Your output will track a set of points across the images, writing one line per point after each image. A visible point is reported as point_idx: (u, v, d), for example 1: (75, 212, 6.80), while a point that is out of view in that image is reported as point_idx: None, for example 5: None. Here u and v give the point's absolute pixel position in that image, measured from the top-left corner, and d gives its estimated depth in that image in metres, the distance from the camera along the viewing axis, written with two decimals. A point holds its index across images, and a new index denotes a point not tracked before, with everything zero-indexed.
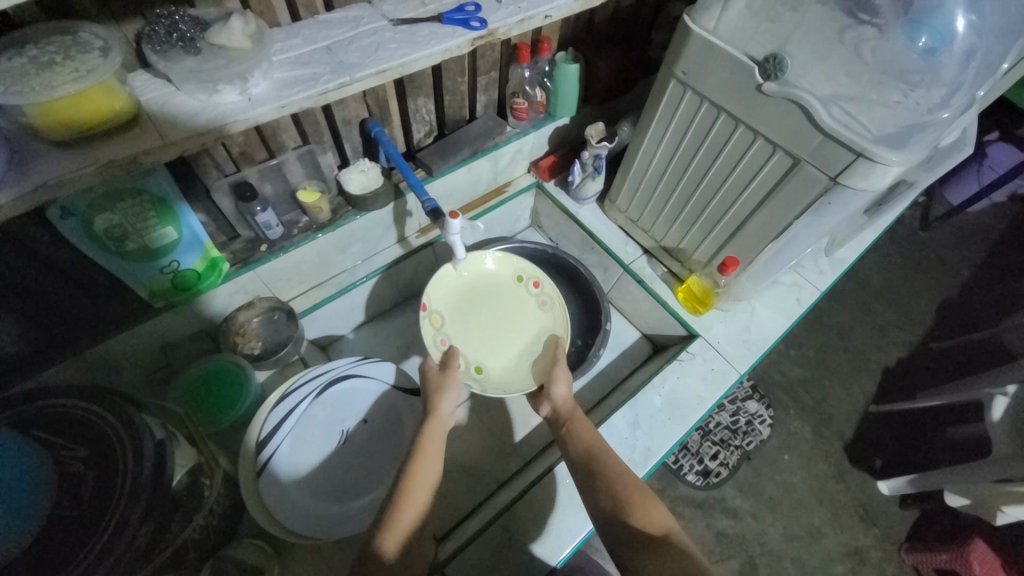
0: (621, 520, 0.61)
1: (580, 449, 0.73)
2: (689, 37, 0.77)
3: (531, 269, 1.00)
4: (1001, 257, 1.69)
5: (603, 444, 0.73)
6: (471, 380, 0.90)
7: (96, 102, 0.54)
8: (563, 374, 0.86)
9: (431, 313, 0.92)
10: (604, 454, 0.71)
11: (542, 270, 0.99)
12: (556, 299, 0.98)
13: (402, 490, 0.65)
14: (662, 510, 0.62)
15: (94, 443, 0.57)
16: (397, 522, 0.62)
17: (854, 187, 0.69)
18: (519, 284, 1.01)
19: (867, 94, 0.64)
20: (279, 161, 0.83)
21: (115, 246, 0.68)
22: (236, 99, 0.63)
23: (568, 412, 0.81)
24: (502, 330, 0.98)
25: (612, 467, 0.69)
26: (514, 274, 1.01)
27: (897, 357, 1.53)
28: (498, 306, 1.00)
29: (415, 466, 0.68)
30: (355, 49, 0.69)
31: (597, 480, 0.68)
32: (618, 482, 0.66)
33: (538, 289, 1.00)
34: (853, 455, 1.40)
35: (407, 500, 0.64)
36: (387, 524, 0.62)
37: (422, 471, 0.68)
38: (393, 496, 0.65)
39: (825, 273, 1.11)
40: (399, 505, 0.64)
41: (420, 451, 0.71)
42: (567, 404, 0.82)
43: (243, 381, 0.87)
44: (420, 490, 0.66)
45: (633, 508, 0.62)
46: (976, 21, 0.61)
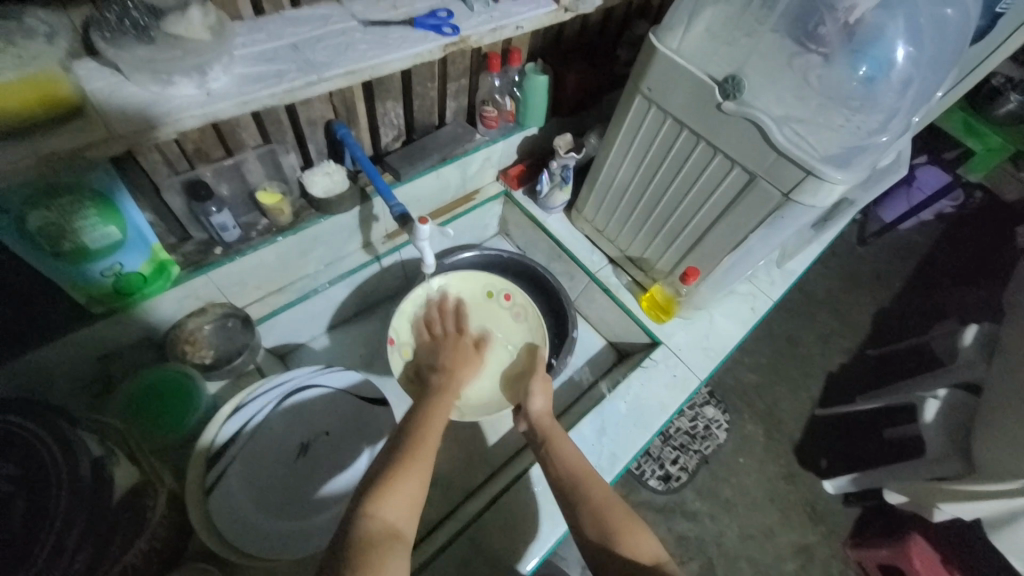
0: (611, 550, 0.60)
1: (564, 469, 0.71)
2: (654, 54, 0.80)
3: (499, 282, 1.04)
4: (927, 270, 1.85)
5: (589, 466, 0.71)
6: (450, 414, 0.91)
7: (37, 90, 0.50)
8: (540, 390, 0.85)
9: (401, 345, 0.95)
10: (590, 476, 0.69)
11: (511, 283, 1.03)
12: (528, 308, 1.02)
13: (406, 457, 0.58)
14: (653, 540, 0.62)
15: (26, 462, 0.52)
16: (400, 486, 0.55)
17: (804, 203, 0.73)
18: (490, 299, 1.05)
19: (814, 117, 0.70)
20: (237, 160, 0.79)
21: (50, 248, 0.62)
22: (192, 93, 0.60)
23: (546, 428, 0.79)
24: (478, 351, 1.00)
25: (597, 497, 0.66)
26: (483, 291, 1.05)
27: (840, 363, 1.63)
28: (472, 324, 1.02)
29: (418, 439, 0.62)
30: (323, 48, 0.68)
31: (580, 508, 0.66)
32: (603, 507, 0.65)
33: (510, 301, 1.04)
34: (802, 456, 1.48)
35: (408, 471, 0.56)
36: (381, 491, 0.54)
37: (425, 444, 0.62)
38: (391, 462, 0.58)
39: (777, 283, 1.17)
40: (400, 473, 0.56)
41: (421, 425, 0.65)
42: (545, 416, 0.81)
43: (192, 391, 0.82)
44: (424, 462, 0.59)
45: (623, 536, 0.61)
46: (913, 52, 0.66)
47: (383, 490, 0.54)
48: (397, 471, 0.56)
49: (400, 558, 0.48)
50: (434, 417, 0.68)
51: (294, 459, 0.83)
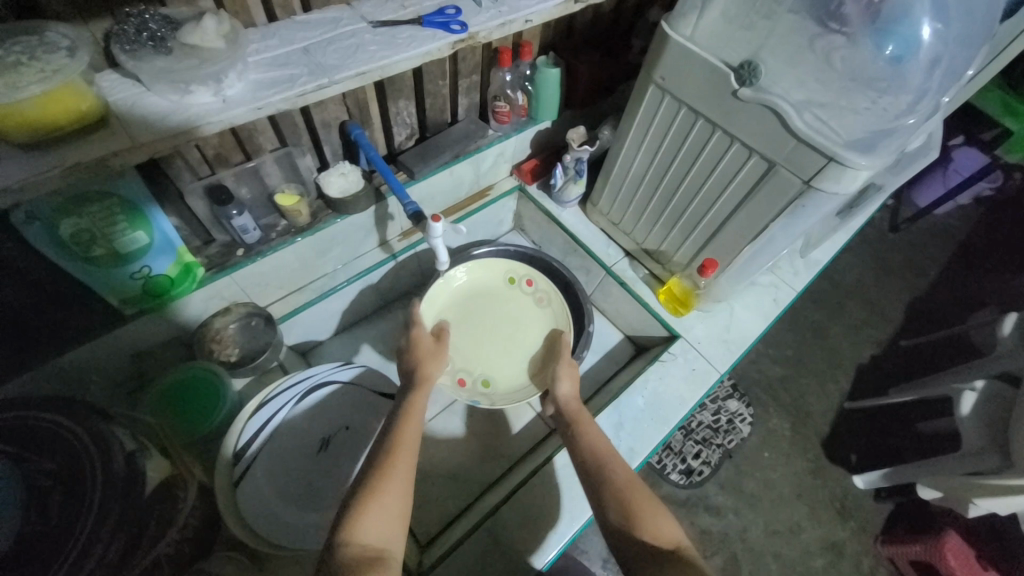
0: (630, 534, 0.59)
1: (585, 453, 0.71)
2: (667, 43, 0.78)
3: (521, 269, 1.09)
4: (966, 256, 1.76)
5: (610, 452, 0.70)
6: (481, 399, 0.97)
7: (63, 104, 0.52)
8: (567, 374, 0.84)
9: None
10: (610, 463, 0.68)
11: (531, 268, 1.08)
12: (551, 292, 1.05)
13: (380, 473, 0.59)
14: (673, 525, 0.60)
15: (62, 457, 0.55)
16: (375, 504, 0.56)
17: (826, 190, 0.71)
18: (513, 285, 1.09)
19: (837, 101, 0.67)
20: (256, 164, 0.82)
21: (82, 253, 0.66)
22: (210, 100, 0.62)
23: (573, 412, 0.79)
24: (506, 338, 1.06)
25: (621, 480, 0.65)
26: (506, 278, 1.10)
27: (870, 354, 1.58)
28: (498, 311, 1.08)
29: (393, 450, 0.62)
30: (334, 51, 0.68)
31: (603, 491, 0.65)
32: (624, 494, 0.64)
33: (532, 287, 1.08)
34: (830, 450, 1.44)
35: (383, 489, 0.57)
36: (358, 510, 0.55)
37: (401, 454, 0.62)
38: (369, 477, 0.59)
39: (801, 273, 1.14)
40: (374, 492, 0.57)
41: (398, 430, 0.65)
42: (571, 400, 0.81)
43: (219, 388, 0.85)
44: (400, 477, 0.59)
45: (643, 520, 0.60)
46: (941, 29, 0.63)
47: (359, 508, 0.55)
48: (373, 488, 0.57)
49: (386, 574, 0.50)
50: (410, 419, 0.67)
51: (315, 452, 0.86)
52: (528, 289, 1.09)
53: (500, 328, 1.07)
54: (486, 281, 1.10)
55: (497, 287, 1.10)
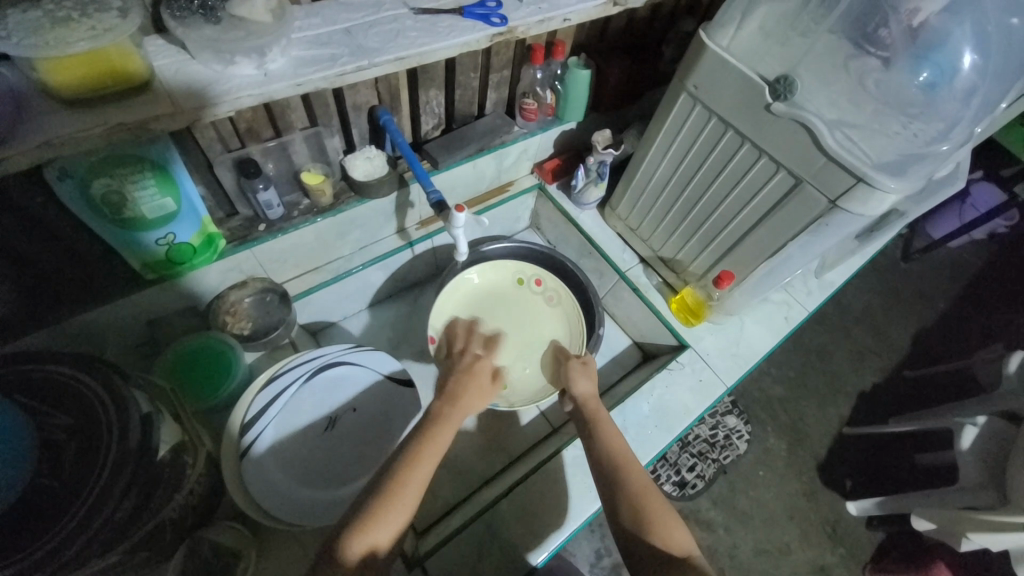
0: (643, 540, 0.60)
1: (602, 452, 0.70)
2: (703, 52, 0.78)
3: (530, 269, 1.11)
4: (976, 292, 1.75)
5: (626, 451, 0.70)
6: (499, 401, 0.96)
7: (110, 63, 0.53)
8: (582, 373, 0.85)
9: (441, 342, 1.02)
10: (627, 464, 0.68)
11: (540, 268, 1.10)
12: (561, 290, 1.09)
13: (388, 494, 0.59)
14: (683, 532, 0.62)
15: (80, 412, 0.56)
16: (379, 523, 0.56)
17: (852, 211, 0.71)
18: (521, 285, 1.11)
19: (869, 123, 0.67)
20: (285, 141, 0.82)
21: (111, 214, 0.66)
22: (251, 73, 0.62)
23: (591, 410, 0.78)
24: (520, 335, 1.07)
25: (635, 485, 0.65)
26: (515, 278, 1.12)
27: (873, 381, 1.57)
28: (508, 310, 1.09)
29: (400, 473, 0.61)
30: (374, 34, 0.69)
31: (615, 495, 0.65)
32: (637, 498, 0.64)
33: (541, 286, 1.11)
34: (825, 474, 1.44)
35: (388, 514, 0.57)
36: (358, 527, 0.56)
37: (409, 477, 0.61)
38: (372, 498, 0.59)
39: (813, 293, 1.14)
40: (376, 512, 0.57)
41: (411, 452, 0.64)
42: (590, 398, 0.80)
43: (231, 360, 0.86)
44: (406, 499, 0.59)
45: (656, 527, 0.61)
46: (979, 61, 0.63)
47: (361, 526, 0.56)
48: (376, 509, 0.57)
49: None
50: (427, 445, 0.65)
51: (322, 430, 0.86)
52: (536, 288, 1.11)
53: (517, 326, 1.08)
54: (498, 279, 1.11)
55: (506, 287, 1.11)
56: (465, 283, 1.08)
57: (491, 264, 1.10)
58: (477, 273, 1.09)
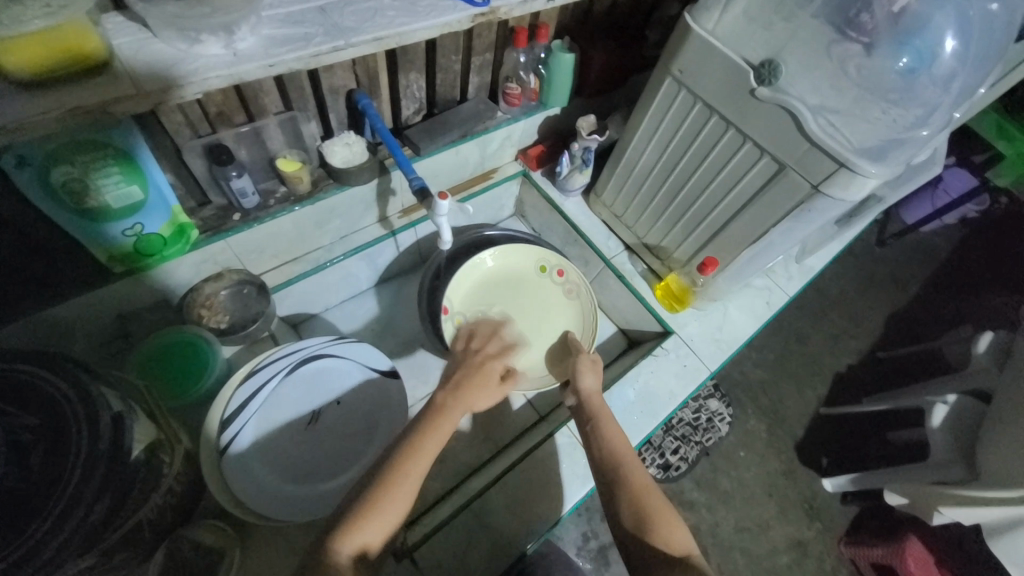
0: (642, 539, 0.61)
1: (605, 453, 0.70)
2: (688, 35, 0.77)
3: (554, 259, 1.08)
4: (946, 275, 1.81)
5: (627, 452, 0.70)
6: None
7: (65, 41, 0.49)
8: (589, 368, 0.84)
9: (453, 316, 1.01)
10: (627, 464, 0.68)
11: (565, 259, 1.07)
12: (581, 285, 1.05)
13: (383, 487, 0.58)
14: (683, 532, 0.62)
15: (46, 412, 0.53)
16: (372, 519, 0.56)
17: (834, 196, 0.71)
18: (543, 274, 1.08)
19: (851, 109, 0.67)
20: (259, 126, 0.79)
21: (74, 204, 0.62)
22: (220, 53, 0.59)
23: (593, 407, 0.77)
24: (528, 321, 1.04)
25: (636, 481, 0.66)
26: (538, 265, 1.08)
27: (849, 363, 1.62)
28: (528, 298, 1.06)
29: (403, 468, 0.60)
30: (350, 13, 0.66)
31: (617, 493, 0.65)
32: (640, 497, 0.64)
33: (563, 277, 1.07)
34: (803, 454, 1.48)
35: (385, 508, 0.57)
36: (354, 522, 0.56)
37: (405, 473, 0.59)
38: (371, 491, 0.58)
39: (794, 278, 1.16)
40: (371, 507, 0.57)
41: (414, 446, 0.62)
42: (594, 395, 0.79)
43: (206, 356, 0.82)
44: (403, 493, 0.59)
45: (656, 527, 0.61)
46: (960, 46, 0.63)
47: (355, 521, 0.56)
48: (373, 503, 0.57)
49: None
50: (428, 440, 0.63)
51: (306, 424, 0.85)
52: (557, 279, 1.07)
53: (528, 314, 1.05)
54: (518, 264, 1.08)
55: (528, 274, 1.08)
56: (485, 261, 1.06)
57: (515, 248, 1.08)
58: (498, 254, 1.07)
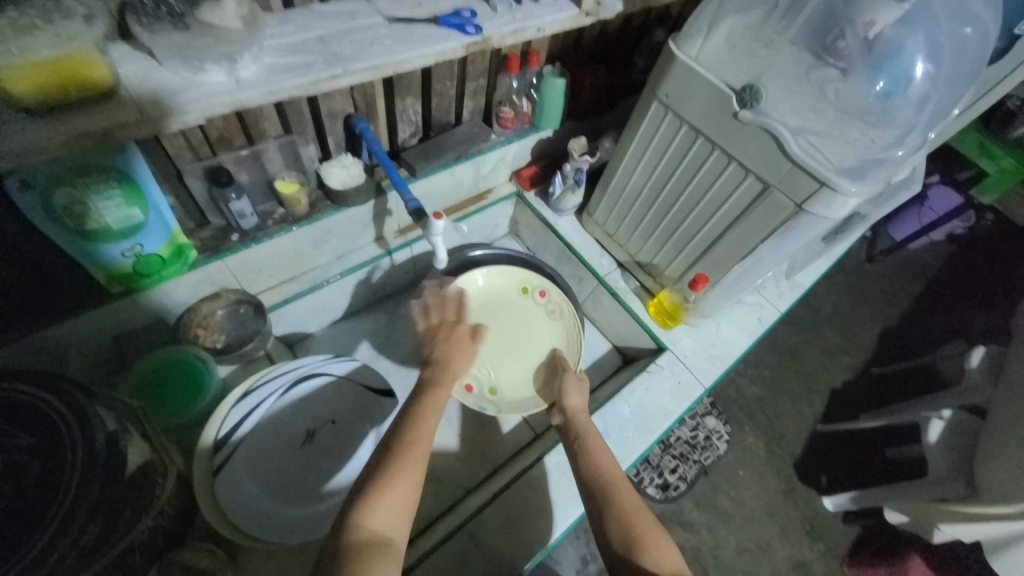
0: (631, 561, 0.59)
1: (592, 472, 0.70)
2: (673, 62, 0.81)
3: (536, 279, 1.08)
4: (936, 290, 1.84)
5: (615, 472, 0.70)
6: (487, 406, 0.97)
7: (73, 70, 0.51)
8: (576, 387, 0.85)
9: None
10: (615, 485, 0.68)
11: (546, 279, 1.08)
12: (563, 306, 1.06)
13: (395, 459, 0.58)
14: (675, 552, 0.61)
15: (42, 432, 0.53)
16: (382, 500, 0.54)
17: (816, 214, 0.73)
18: (525, 295, 1.09)
19: (830, 130, 0.70)
20: (259, 150, 0.81)
21: (73, 224, 0.63)
22: (223, 80, 0.61)
23: (581, 425, 0.78)
24: (512, 343, 1.05)
25: (626, 503, 0.65)
26: (519, 286, 1.09)
27: (844, 379, 1.62)
28: (508, 319, 1.07)
29: (405, 448, 0.60)
30: (349, 42, 0.69)
31: (608, 515, 0.65)
32: (628, 516, 0.63)
33: (545, 298, 1.08)
34: (802, 472, 1.47)
35: (396, 485, 0.55)
36: (366, 499, 0.54)
37: (407, 462, 0.58)
38: (382, 466, 0.58)
39: (784, 295, 1.17)
40: (385, 483, 0.55)
41: (412, 423, 0.63)
42: (579, 413, 0.80)
43: (204, 373, 0.83)
44: (413, 469, 0.58)
45: (647, 547, 0.60)
46: (931, 70, 0.66)
47: (367, 499, 0.54)
48: (384, 479, 0.56)
49: (384, 565, 0.50)
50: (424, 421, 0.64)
51: (298, 446, 0.83)
52: (540, 300, 1.09)
53: (512, 335, 1.06)
54: (501, 285, 1.09)
55: (509, 294, 1.09)
56: (470, 282, 1.07)
57: (500, 268, 1.09)
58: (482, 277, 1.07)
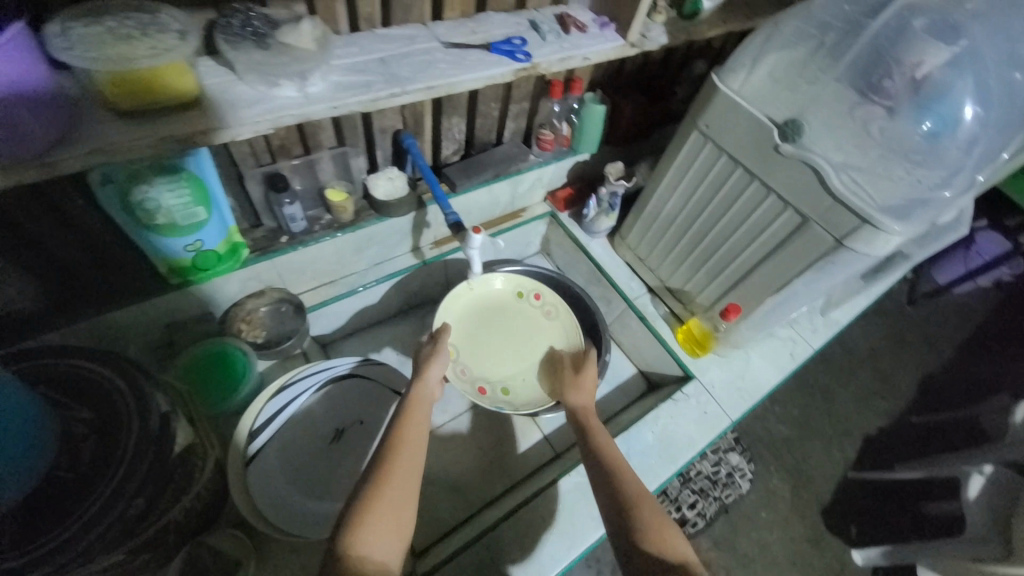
0: (643, 547, 0.59)
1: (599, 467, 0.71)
2: (715, 94, 0.82)
3: (529, 282, 1.09)
4: (982, 339, 1.75)
5: (622, 463, 0.71)
6: (504, 405, 0.97)
7: (162, 79, 0.57)
8: (583, 384, 0.86)
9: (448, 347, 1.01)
10: (622, 476, 0.69)
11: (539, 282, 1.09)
12: (559, 305, 1.06)
13: (379, 479, 0.58)
14: (682, 540, 0.60)
15: (99, 408, 0.60)
16: (371, 521, 0.54)
17: (858, 250, 0.72)
18: (521, 299, 1.09)
19: (873, 168, 0.70)
20: (313, 159, 0.86)
21: (145, 219, 0.69)
22: (294, 95, 0.66)
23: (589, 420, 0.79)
24: (516, 348, 1.05)
25: (632, 490, 0.66)
26: (512, 290, 1.09)
27: (879, 426, 1.55)
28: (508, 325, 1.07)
29: (391, 465, 0.60)
30: (407, 64, 0.73)
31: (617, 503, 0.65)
32: (635, 504, 0.64)
33: (540, 299, 1.08)
34: (830, 520, 1.41)
35: (383, 507, 0.55)
36: (355, 520, 0.54)
37: (394, 483, 0.58)
38: (366, 486, 0.58)
39: (819, 331, 1.15)
40: (369, 507, 0.55)
41: (398, 437, 0.64)
42: (586, 411, 0.81)
43: (243, 369, 0.86)
44: (398, 492, 0.58)
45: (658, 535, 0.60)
46: (982, 112, 0.67)
47: (356, 521, 0.54)
48: (368, 502, 0.56)
49: None
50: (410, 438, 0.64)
51: (327, 442, 0.87)
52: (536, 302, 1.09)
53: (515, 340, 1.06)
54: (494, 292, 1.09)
55: (505, 299, 1.09)
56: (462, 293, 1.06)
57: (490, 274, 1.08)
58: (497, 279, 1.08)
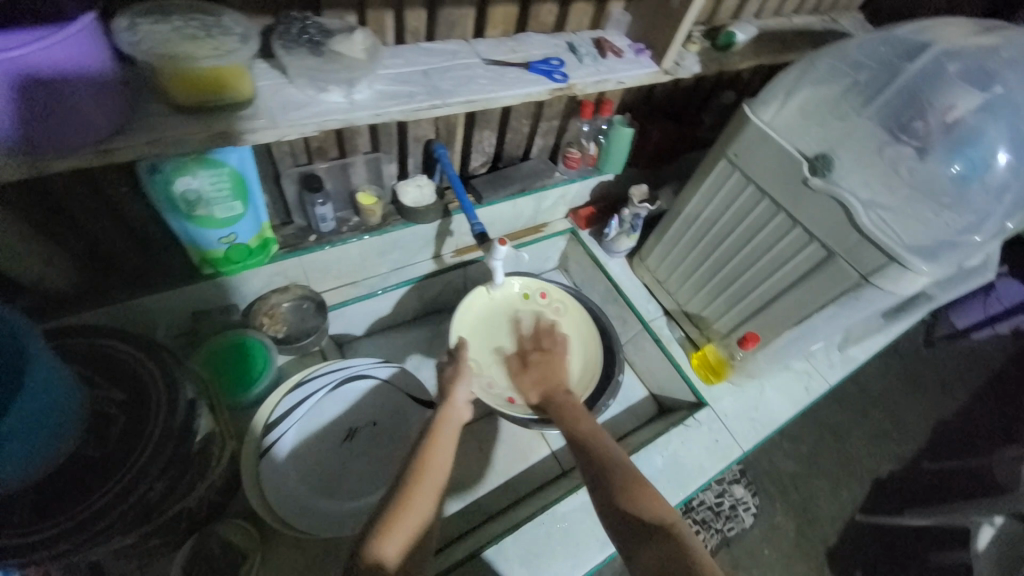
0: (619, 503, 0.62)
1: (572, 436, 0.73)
2: (746, 124, 0.83)
3: (535, 282, 1.06)
4: (999, 387, 1.71)
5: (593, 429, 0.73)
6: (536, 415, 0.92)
7: (219, 77, 0.59)
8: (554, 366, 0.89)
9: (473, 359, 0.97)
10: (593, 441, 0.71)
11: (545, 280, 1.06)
12: (567, 303, 1.05)
13: (399, 502, 0.58)
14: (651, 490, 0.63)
15: (131, 390, 0.61)
16: (390, 538, 0.55)
17: (883, 288, 0.72)
18: (528, 300, 1.06)
19: (903, 207, 0.70)
20: (347, 162, 0.88)
21: (186, 210, 0.71)
22: (340, 100, 0.69)
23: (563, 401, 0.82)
24: None
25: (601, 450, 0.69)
26: (518, 291, 1.06)
27: (890, 470, 1.51)
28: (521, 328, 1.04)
29: (412, 485, 0.60)
30: (449, 78, 0.75)
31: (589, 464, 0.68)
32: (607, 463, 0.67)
33: (547, 298, 1.06)
34: (835, 562, 1.37)
35: (401, 524, 0.56)
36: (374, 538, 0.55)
37: (414, 504, 0.58)
38: (387, 509, 0.58)
39: (836, 367, 1.14)
40: (389, 525, 0.56)
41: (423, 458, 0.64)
42: (561, 390, 0.85)
43: (262, 360, 0.88)
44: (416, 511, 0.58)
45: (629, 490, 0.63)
46: (1014, 160, 0.68)
47: (377, 536, 0.55)
48: (390, 522, 0.56)
49: None
50: (435, 459, 0.64)
51: (342, 442, 0.87)
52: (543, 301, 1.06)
53: None
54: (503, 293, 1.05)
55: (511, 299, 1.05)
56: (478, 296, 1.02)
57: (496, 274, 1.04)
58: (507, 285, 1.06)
